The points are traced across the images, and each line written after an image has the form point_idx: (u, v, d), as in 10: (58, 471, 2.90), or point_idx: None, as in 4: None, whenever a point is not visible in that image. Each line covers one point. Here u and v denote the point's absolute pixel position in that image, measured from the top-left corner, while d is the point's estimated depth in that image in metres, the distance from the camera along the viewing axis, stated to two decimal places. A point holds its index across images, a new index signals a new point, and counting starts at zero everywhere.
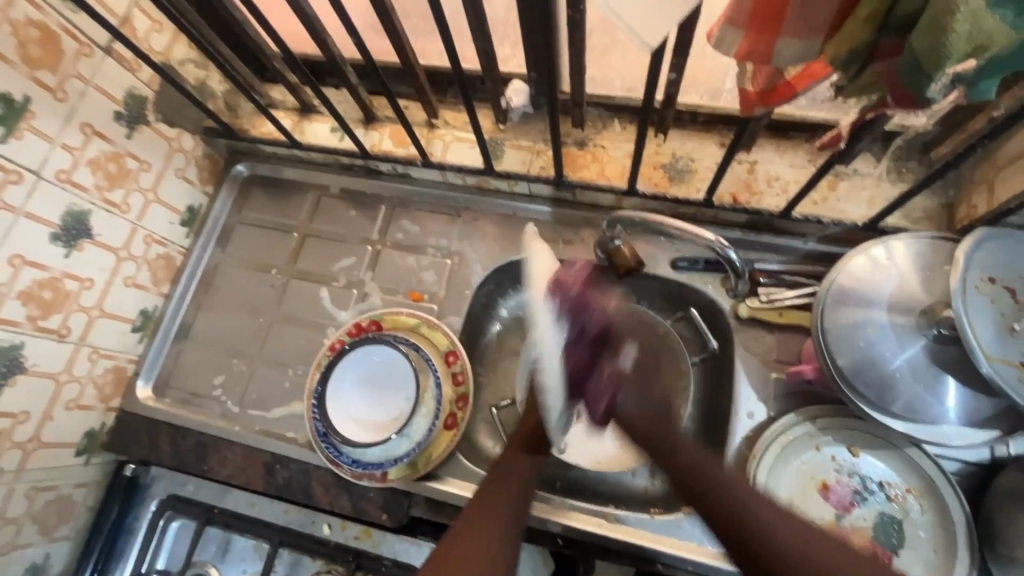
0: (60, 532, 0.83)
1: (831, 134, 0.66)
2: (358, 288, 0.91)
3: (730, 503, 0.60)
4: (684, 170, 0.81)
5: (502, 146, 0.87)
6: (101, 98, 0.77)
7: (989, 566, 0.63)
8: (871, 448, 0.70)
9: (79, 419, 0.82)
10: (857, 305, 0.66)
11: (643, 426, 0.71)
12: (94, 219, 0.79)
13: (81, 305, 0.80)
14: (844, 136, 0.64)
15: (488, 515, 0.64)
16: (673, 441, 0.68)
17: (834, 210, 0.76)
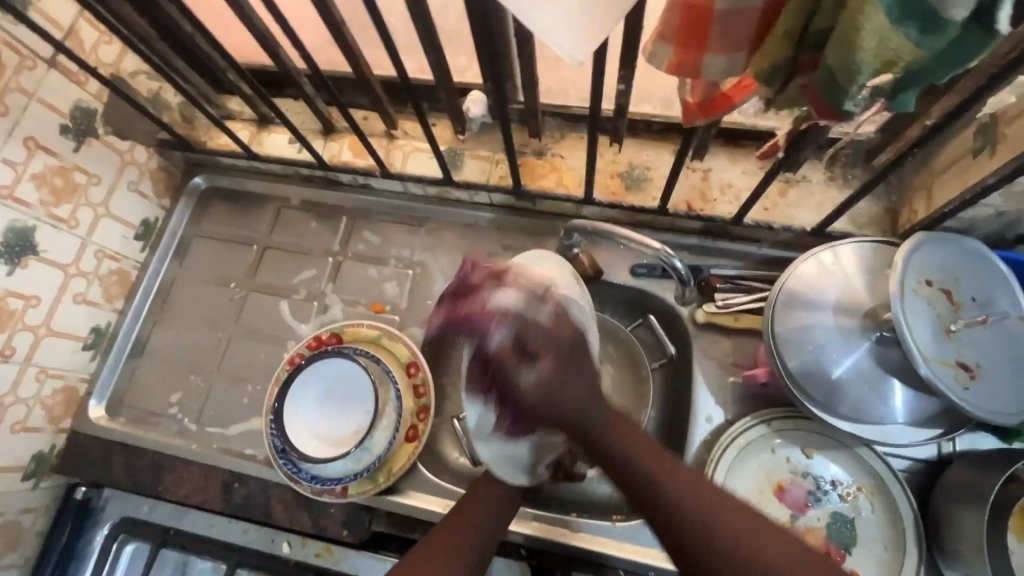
0: (6, 560, 0.79)
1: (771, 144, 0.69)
2: (319, 301, 0.90)
3: (656, 490, 0.54)
4: (640, 178, 0.82)
5: (461, 156, 0.88)
6: (45, 112, 0.75)
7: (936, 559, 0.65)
8: (823, 449, 0.72)
9: (26, 443, 0.80)
10: (806, 309, 0.67)
11: (565, 426, 0.59)
12: (39, 235, 0.77)
13: (27, 324, 0.77)
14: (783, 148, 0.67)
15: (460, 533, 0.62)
16: (598, 434, 0.58)
17: (785, 216, 0.78)
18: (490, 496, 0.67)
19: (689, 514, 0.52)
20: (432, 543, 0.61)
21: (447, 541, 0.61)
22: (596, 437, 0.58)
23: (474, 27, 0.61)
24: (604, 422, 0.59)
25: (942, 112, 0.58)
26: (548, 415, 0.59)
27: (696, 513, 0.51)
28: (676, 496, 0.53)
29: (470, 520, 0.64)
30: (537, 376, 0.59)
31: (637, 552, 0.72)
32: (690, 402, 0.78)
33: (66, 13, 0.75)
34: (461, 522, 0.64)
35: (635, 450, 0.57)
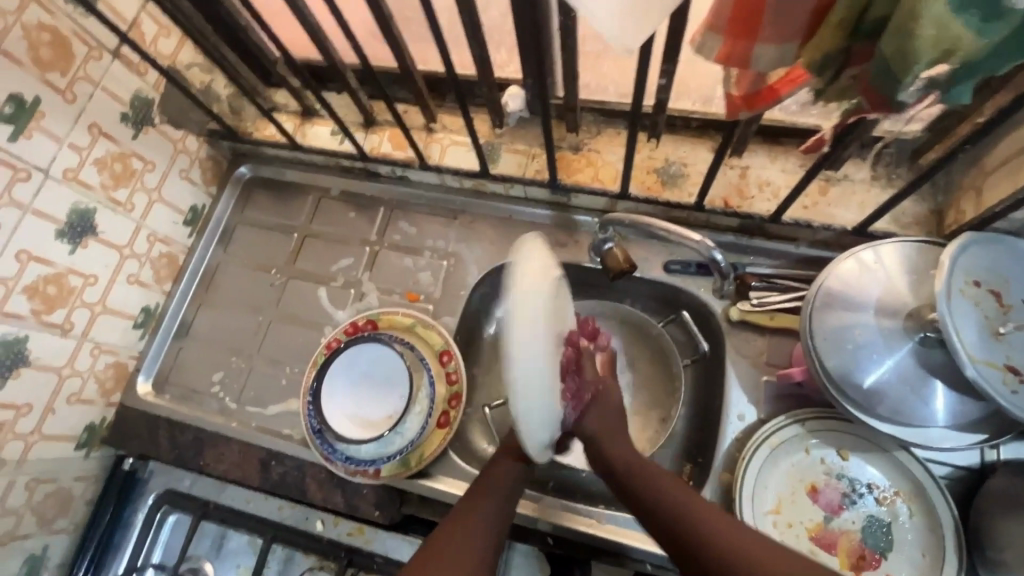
0: (59, 524, 0.84)
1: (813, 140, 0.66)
2: (356, 288, 0.93)
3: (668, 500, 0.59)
4: (677, 174, 0.82)
5: (499, 149, 0.89)
6: (108, 100, 0.79)
7: (978, 568, 0.63)
8: (860, 451, 0.71)
9: (80, 412, 0.84)
10: (844, 308, 0.66)
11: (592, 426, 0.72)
12: (98, 216, 0.81)
13: (85, 301, 0.81)
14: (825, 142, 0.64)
15: (477, 510, 0.64)
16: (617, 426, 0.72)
17: (824, 214, 0.77)
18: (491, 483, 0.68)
19: (685, 514, 0.56)
20: (435, 539, 0.60)
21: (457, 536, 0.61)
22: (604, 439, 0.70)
23: (522, 20, 0.62)
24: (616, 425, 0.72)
25: (998, 108, 0.57)
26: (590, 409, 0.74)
27: (682, 509, 0.57)
28: (665, 494, 0.60)
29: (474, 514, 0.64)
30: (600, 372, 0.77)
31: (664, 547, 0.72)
32: (722, 399, 0.77)
33: (131, 7, 0.79)
34: (465, 516, 0.64)
35: (648, 471, 0.64)
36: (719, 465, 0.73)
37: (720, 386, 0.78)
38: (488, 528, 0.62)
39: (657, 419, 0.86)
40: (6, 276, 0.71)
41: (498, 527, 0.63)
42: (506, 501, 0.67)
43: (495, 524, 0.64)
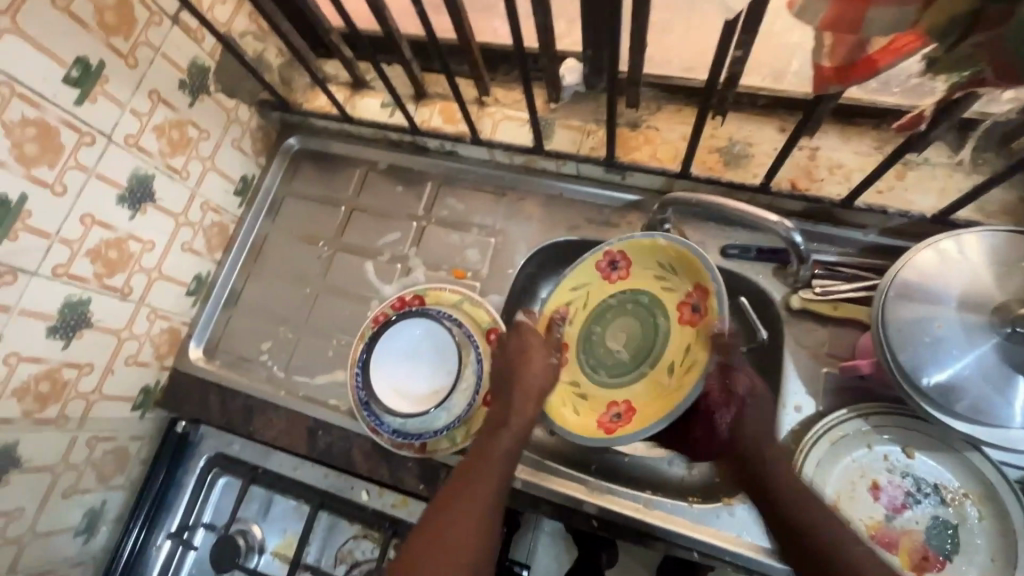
0: (116, 480, 0.86)
1: (911, 115, 0.64)
2: (403, 263, 0.92)
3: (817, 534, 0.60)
4: (741, 154, 0.78)
5: (553, 125, 0.86)
6: (168, 67, 0.79)
7: None
8: (927, 449, 0.68)
9: (137, 374, 0.86)
10: (922, 300, 0.63)
11: (753, 434, 0.69)
12: (156, 183, 0.81)
13: (142, 267, 0.83)
14: (926, 117, 0.61)
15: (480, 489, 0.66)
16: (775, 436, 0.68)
17: (899, 200, 0.72)
18: (486, 459, 0.68)
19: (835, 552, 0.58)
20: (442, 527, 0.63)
21: (451, 524, 0.63)
22: (762, 450, 0.67)
23: None
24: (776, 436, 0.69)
25: None
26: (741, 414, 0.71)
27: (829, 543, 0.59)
28: (820, 517, 0.61)
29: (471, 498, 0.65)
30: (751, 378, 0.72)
31: (712, 536, 0.71)
32: (777, 390, 0.75)
33: None
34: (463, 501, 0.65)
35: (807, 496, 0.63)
36: None
37: (776, 375, 0.75)
38: (485, 516, 0.64)
39: None
40: (72, 238, 0.72)
41: (494, 509, 0.65)
42: (505, 468, 0.68)
43: (494, 497, 0.66)
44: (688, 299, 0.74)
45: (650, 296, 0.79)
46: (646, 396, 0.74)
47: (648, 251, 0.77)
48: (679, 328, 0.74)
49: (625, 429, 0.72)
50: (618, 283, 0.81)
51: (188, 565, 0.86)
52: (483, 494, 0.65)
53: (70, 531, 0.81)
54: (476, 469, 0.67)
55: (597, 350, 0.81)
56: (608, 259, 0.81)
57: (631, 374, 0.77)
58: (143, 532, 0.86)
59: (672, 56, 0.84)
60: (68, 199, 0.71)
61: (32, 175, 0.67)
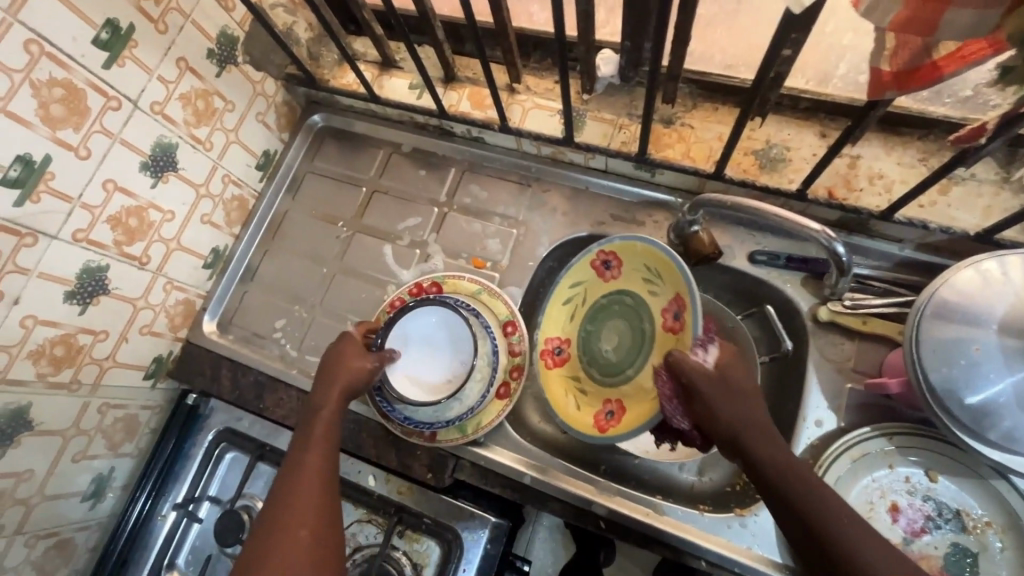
0: (125, 448, 0.86)
1: (970, 127, 0.58)
2: (422, 249, 0.91)
3: (823, 529, 0.54)
4: (777, 158, 0.75)
5: (584, 116, 0.84)
6: (197, 34, 0.78)
7: None
8: (951, 474, 0.66)
9: (150, 344, 0.85)
10: (959, 321, 0.61)
11: (726, 425, 0.62)
12: (180, 152, 0.80)
13: (162, 236, 0.82)
14: (986, 130, 0.56)
15: (302, 486, 0.61)
16: (762, 426, 0.61)
17: (943, 215, 0.69)
18: (312, 452, 0.65)
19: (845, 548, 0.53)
20: (267, 533, 0.58)
21: (282, 524, 0.58)
22: (743, 445, 0.60)
23: None
24: (759, 425, 0.61)
25: None
26: (705, 407, 0.63)
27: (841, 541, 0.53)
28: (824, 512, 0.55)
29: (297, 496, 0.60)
30: (708, 372, 0.62)
31: (722, 546, 0.70)
32: (797, 403, 0.73)
33: None
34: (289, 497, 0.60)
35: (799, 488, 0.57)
36: None
37: (797, 387, 0.74)
38: (318, 506, 0.60)
39: None
40: (94, 204, 0.71)
41: (317, 497, 0.61)
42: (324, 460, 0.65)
43: (314, 488, 0.61)
44: (669, 307, 0.70)
45: (636, 297, 0.75)
46: (636, 399, 0.72)
47: (634, 250, 0.73)
48: (661, 336, 0.71)
49: (618, 428, 0.71)
50: (612, 284, 0.78)
51: (192, 537, 0.86)
52: (308, 489, 0.61)
53: (77, 496, 0.81)
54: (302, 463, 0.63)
55: (590, 349, 0.80)
56: (603, 258, 0.77)
57: (621, 375, 0.76)
58: (149, 501, 0.86)
59: (713, 52, 0.82)
60: (92, 163, 0.70)
61: (57, 137, 0.65)
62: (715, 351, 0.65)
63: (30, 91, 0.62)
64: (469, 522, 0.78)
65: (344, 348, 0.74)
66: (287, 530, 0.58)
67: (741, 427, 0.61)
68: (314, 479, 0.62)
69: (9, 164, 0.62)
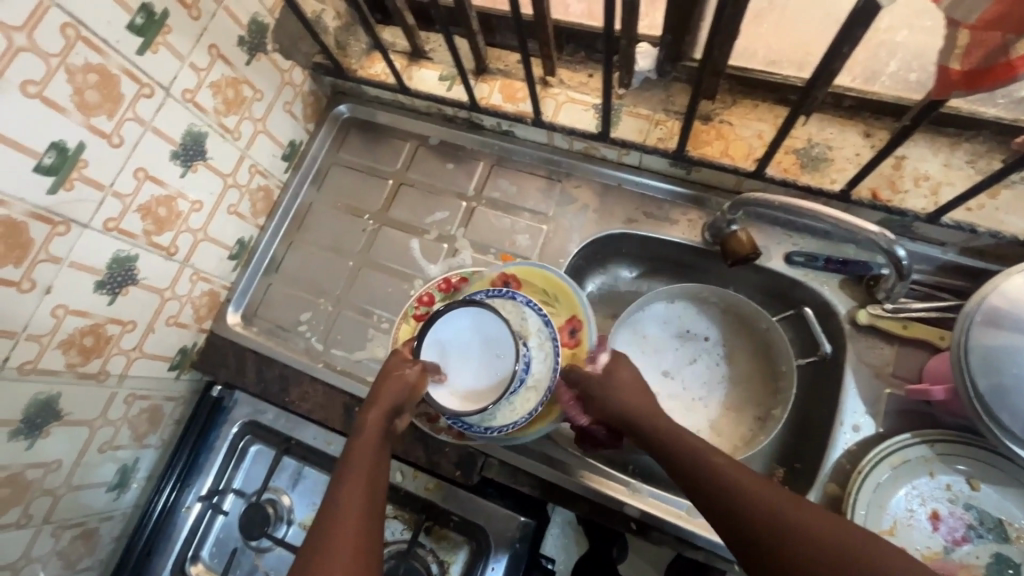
0: (149, 439, 0.86)
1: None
2: (449, 244, 0.90)
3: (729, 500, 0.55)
4: (819, 157, 0.74)
5: (620, 112, 0.82)
6: (229, 21, 0.76)
7: None
8: (993, 483, 0.65)
9: (176, 335, 0.85)
10: (1011, 329, 0.59)
11: (618, 413, 0.66)
12: (209, 141, 0.79)
13: (189, 227, 0.81)
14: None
15: (349, 502, 0.59)
16: (648, 412, 0.65)
17: (993, 219, 0.68)
18: (361, 465, 0.62)
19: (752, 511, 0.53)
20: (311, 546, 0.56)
21: (329, 537, 0.56)
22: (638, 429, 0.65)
23: None
24: (670, 427, 0.63)
25: None
26: (601, 404, 0.68)
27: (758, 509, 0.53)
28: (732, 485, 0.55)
29: (347, 510, 0.58)
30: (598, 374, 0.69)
31: None
32: (834, 407, 0.72)
33: None
34: (335, 504, 0.59)
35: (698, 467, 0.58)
36: (825, 474, 0.69)
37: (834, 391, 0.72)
38: (363, 516, 0.58)
39: (752, 417, 0.81)
40: (125, 193, 0.70)
41: (364, 516, 0.58)
42: (370, 477, 0.62)
43: (362, 505, 0.59)
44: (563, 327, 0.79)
45: None
46: None
47: (537, 275, 0.80)
48: None
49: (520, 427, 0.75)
50: None
51: (216, 530, 0.85)
52: (354, 506, 0.58)
53: (103, 486, 0.81)
54: (349, 473, 0.61)
55: None
56: (503, 279, 0.82)
57: None
58: (174, 493, 0.86)
59: (757, 47, 0.80)
60: (124, 151, 0.69)
61: (91, 124, 0.64)
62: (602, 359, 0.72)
63: (65, 76, 0.60)
64: (498, 521, 0.77)
65: (388, 362, 0.70)
66: (332, 544, 0.55)
67: (646, 423, 0.64)
68: (359, 487, 0.60)
69: (44, 150, 0.61)
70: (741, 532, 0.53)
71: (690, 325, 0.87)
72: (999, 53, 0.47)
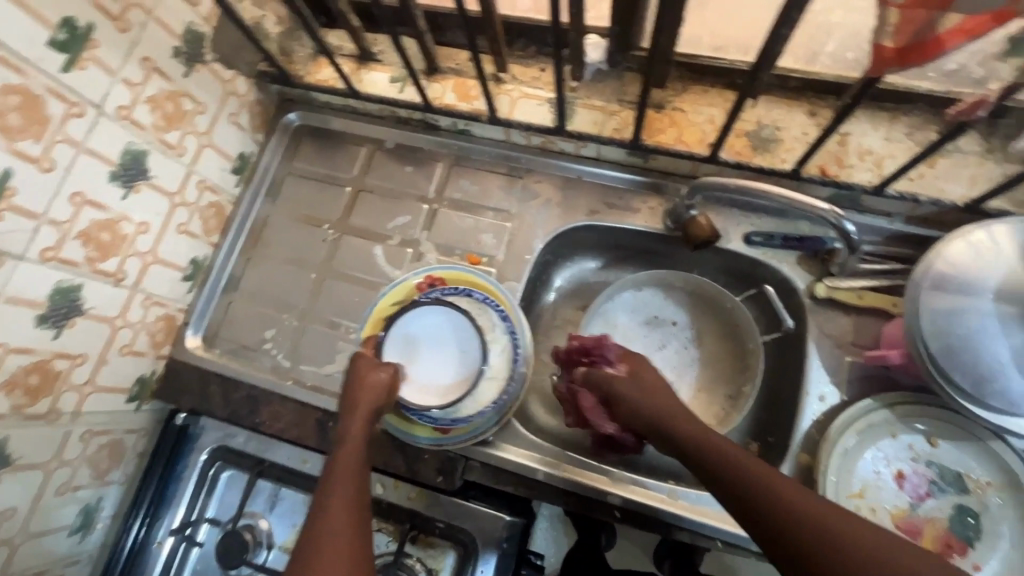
0: (111, 476, 0.82)
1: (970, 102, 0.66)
2: (413, 248, 0.88)
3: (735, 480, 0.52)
4: (769, 139, 0.76)
5: (574, 105, 0.83)
6: (161, 32, 0.72)
7: None
8: (950, 439, 0.69)
9: (132, 365, 0.81)
10: (956, 292, 0.62)
11: (646, 413, 0.64)
12: (150, 159, 0.75)
13: (137, 250, 0.77)
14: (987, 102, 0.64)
15: (335, 512, 0.56)
16: (673, 411, 0.62)
17: (932, 188, 0.71)
18: (344, 474, 0.60)
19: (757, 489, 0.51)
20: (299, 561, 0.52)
21: (318, 548, 0.52)
22: (662, 424, 0.61)
23: None
24: (694, 426, 0.60)
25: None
26: (627, 408, 0.65)
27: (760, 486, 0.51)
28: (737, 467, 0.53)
29: (332, 520, 0.55)
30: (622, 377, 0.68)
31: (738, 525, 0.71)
32: (800, 379, 0.74)
33: None
34: (321, 514, 0.56)
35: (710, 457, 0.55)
36: (797, 446, 0.71)
37: (799, 364, 0.75)
38: (350, 524, 0.55)
39: (724, 396, 0.83)
40: (62, 220, 0.66)
41: (352, 523, 0.55)
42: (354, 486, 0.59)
43: (349, 514, 0.56)
44: None
45: None
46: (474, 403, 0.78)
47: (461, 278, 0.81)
48: None
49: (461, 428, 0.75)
50: None
51: (192, 562, 0.82)
52: (342, 514, 0.56)
53: (64, 530, 0.77)
54: (332, 482, 0.59)
55: None
56: (428, 282, 0.82)
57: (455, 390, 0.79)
58: (144, 528, 0.82)
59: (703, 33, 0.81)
60: (57, 175, 0.65)
61: (17, 149, 0.60)
62: (619, 360, 0.71)
63: None
64: (484, 523, 0.76)
65: (356, 368, 0.69)
66: (322, 554, 0.52)
67: (667, 423, 0.61)
68: (345, 494, 0.58)
69: None
70: (752, 512, 0.50)
71: (658, 311, 0.88)
72: (926, 27, 0.51)
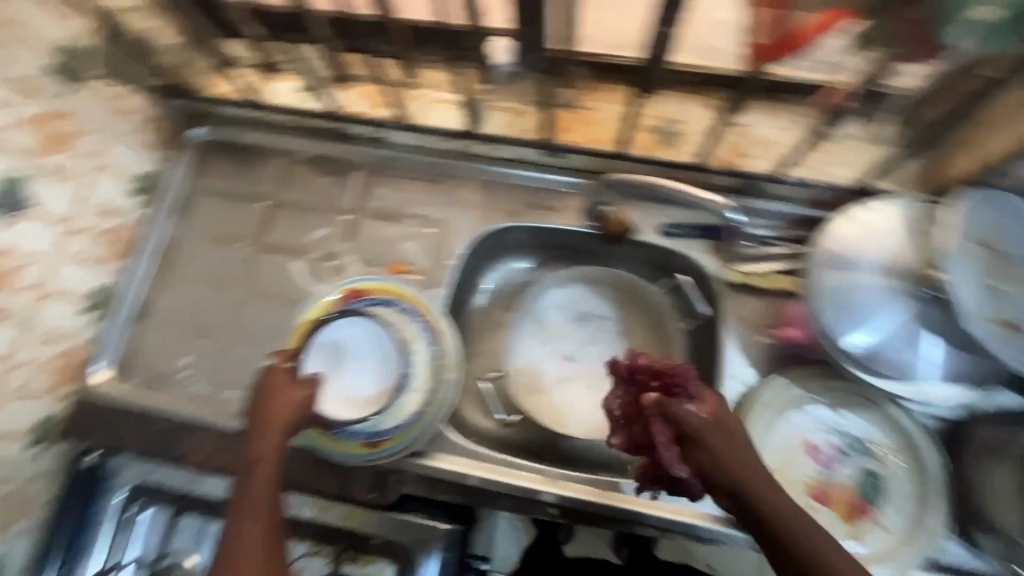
0: (13, 531, 0.74)
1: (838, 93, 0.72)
2: (335, 261, 0.86)
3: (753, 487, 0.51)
4: (672, 133, 0.80)
5: (485, 107, 0.85)
6: (30, 50, 0.68)
7: (967, 527, 0.67)
8: (853, 408, 0.73)
9: (31, 408, 0.74)
10: (845, 268, 0.66)
11: (726, 466, 0.51)
12: (30, 186, 0.70)
13: (25, 284, 0.71)
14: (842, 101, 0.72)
15: (250, 534, 0.54)
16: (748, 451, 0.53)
17: (819, 172, 0.76)
18: (256, 491, 0.57)
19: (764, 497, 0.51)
20: None
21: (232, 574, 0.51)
22: (723, 460, 0.52)
23: None
24: (763, 470, 0.52)
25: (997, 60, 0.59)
26: (711, 457, 0.52)
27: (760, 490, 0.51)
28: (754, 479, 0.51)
29: (244, 543, 0.53)
30: (708, 418, 0.53)
31: (668, 510, 0.73)
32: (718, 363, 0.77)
33: None
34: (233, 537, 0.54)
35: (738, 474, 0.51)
36: None
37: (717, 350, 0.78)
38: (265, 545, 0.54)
39: None
40: None
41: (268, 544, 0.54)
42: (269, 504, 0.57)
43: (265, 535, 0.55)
44: None
45: None
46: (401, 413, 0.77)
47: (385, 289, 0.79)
48: None
49: (391, 440, 0.73)
50: None
51: None
52: (254, 536, 0.54)
53: None
54: (244, 502, 0.56)
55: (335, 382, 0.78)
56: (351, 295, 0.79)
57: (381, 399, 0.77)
58: None
59: None
60: None
61: None
62: (703, 397, 0.57)
63: None
64: (422, 536, 0.74)
65: (267, 380, 0.65)
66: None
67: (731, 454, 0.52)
68: (260, 514, 0.56)
69: None
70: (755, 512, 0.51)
71: (588, 307, 0.89)
72: None
